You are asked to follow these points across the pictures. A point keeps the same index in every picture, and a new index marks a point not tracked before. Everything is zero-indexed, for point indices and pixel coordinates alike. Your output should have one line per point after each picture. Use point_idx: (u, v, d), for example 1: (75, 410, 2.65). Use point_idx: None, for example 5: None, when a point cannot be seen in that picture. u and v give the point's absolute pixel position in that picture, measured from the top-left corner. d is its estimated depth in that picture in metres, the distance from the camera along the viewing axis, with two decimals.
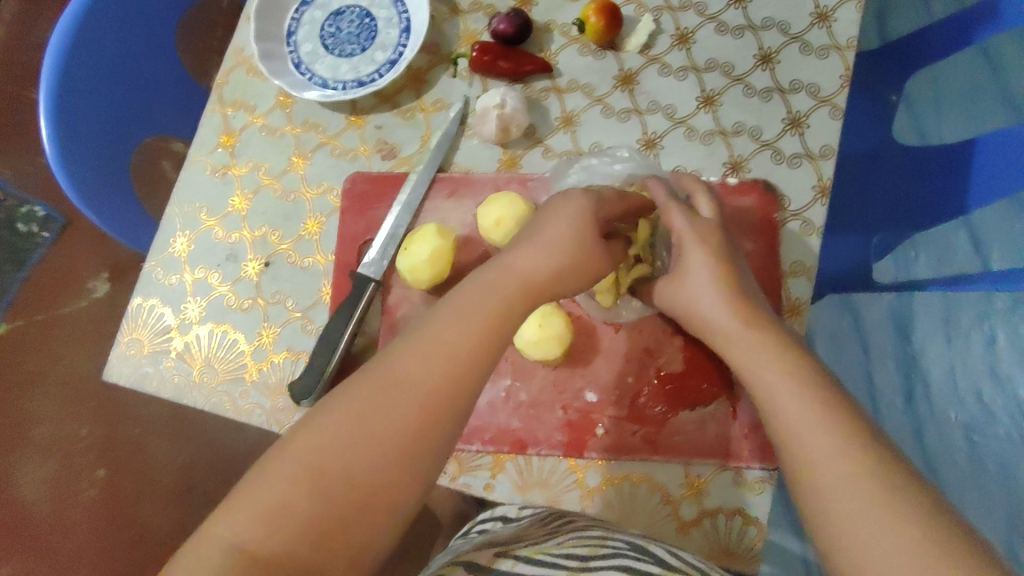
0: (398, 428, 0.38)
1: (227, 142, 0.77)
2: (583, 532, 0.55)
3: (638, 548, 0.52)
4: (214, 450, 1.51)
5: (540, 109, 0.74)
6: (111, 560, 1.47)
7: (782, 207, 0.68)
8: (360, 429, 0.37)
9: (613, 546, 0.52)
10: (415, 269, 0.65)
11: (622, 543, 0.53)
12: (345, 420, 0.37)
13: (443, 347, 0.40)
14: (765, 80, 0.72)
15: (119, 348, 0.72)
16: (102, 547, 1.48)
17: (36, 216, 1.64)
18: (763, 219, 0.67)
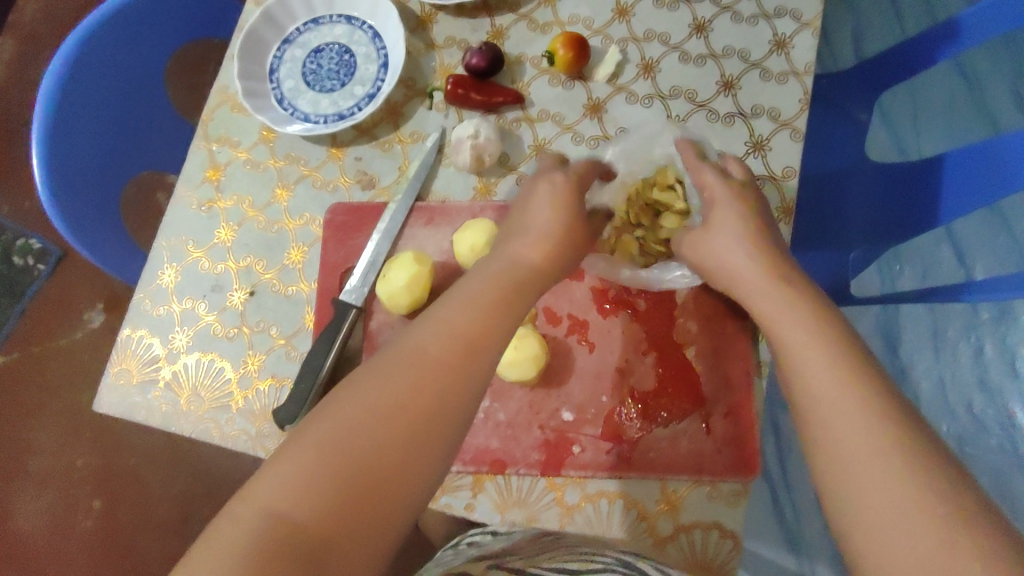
0: (423, 397, 0.41)
1: (213, 177, 0.80)
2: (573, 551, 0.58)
3: (626, 564, 0.55)
4: (211, 478, 1.52)
5: (513, 138, 0.76)
6: None
7: None
8: (387, 398, 0.40)
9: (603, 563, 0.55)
10: (393, 295, 0.67)
11: (611, 560, 0.56)
12: (363, 401, 0.40)
13: (451, 334, 0.43)
14: (727, 106, 0.75)
15: (108, 379, 0.74)
16: None
17: (33, 249, 1.67)
18: None
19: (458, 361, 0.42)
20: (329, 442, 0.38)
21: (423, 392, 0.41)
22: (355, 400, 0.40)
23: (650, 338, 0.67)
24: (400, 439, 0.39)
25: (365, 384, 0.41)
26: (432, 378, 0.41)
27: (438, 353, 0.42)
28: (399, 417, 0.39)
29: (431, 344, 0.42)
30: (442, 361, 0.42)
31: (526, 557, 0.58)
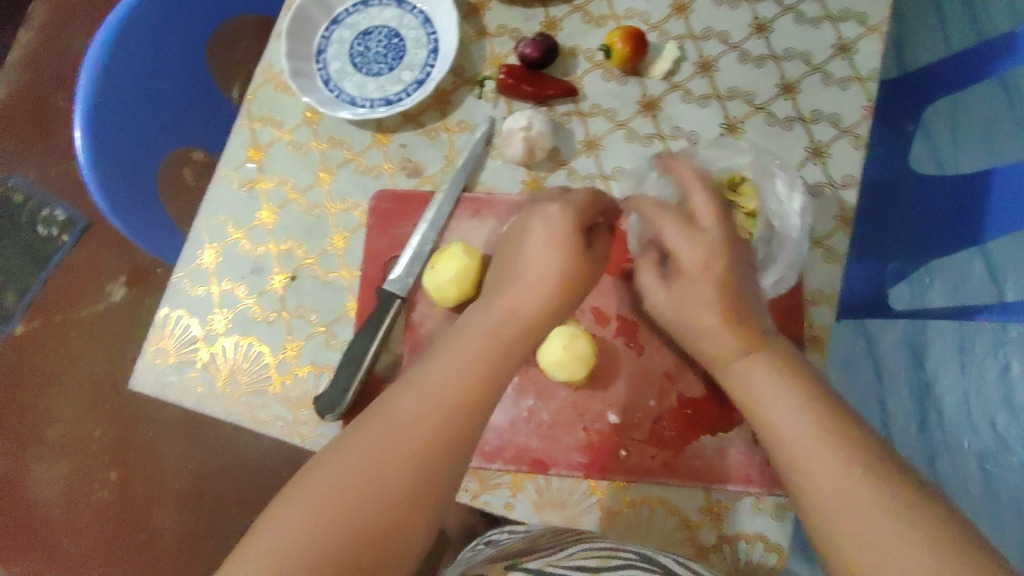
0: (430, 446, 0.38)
1: (254, 156, 0.78)
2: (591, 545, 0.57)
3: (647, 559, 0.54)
4: (226, 456, 1.52)
5: (564, 132, 0.74)
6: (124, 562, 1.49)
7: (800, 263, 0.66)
8: (393, 445, 0.37)
9: (623, 558, 0.54)
10: (440, 288, 0.66)
11: (632, 556, 0.55)
12: (369, 447, 0.37)
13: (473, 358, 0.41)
14: (786, 110, 0.72)
15: (144, 357, 0.73)
16: (114, 549, 1.50)
17: (57, 219, 1.67)
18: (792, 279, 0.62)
19: (448, 419, 0.39)
20: (312, 525, 0.34)
21: (418, 459, 0.37)
22: (337, 478, 0.36)
23: None
24: (390, 510, 0.36)
25: (349, 458, 0.37)
26: (425, 443, 0.38)
27: (431, 417, 0.39)
28: (382, 493, 0.36)
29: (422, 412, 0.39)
30: (433, 422, 0.38)
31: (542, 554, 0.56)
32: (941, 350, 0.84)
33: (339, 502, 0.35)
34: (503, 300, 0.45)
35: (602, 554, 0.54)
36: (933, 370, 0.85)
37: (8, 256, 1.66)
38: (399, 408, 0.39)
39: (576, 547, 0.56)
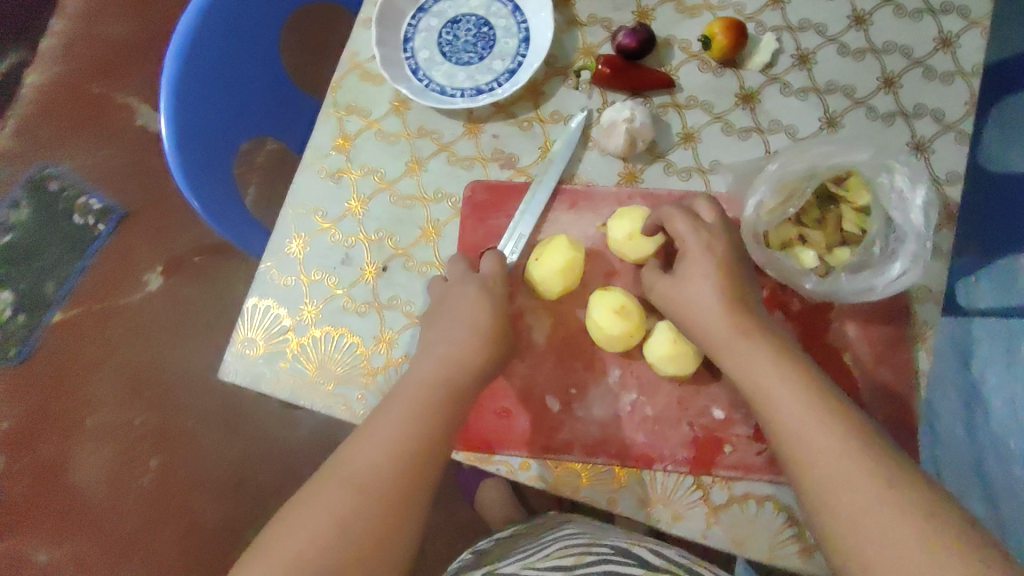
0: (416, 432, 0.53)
1: (342, 145, 0.77)
2: (569, 544, 0.66)
3: (621, 551, 0.63)
4: (266, 446, 1.51)
5: (662, 124, 0.73)
6: (163, 549, 1.49)
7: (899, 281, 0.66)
8: (395, 438, 0.52)
9: (598, 553, 0.62)
10: (545, 280, 0.65)
11: (607, 549, 0.64)
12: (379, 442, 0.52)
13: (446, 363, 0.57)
14: (888, 104, 0.71)
15: (234, 348, 0.72)
16: (154, 535, 1.50)
17: (94, 207, 1.65)
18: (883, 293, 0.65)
19: (422, 440, 0.52)
20: (327, 530, 0.47)
21: (400, 474, 0.50)
22: (338, 494, 0.49)
23: (807, 341, 0.65)
24: (386, 513, 0.49)
25: (342, 475, 0.50)
26: (411, 462, 0.51)
27: (409, 440, 0.52)
28: (380, 501, 0.49)
29: (395, 439, 0.52)
30: (410, 445, 0.52)
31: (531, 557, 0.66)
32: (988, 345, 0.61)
33: (347, 511, 0.48)
34: (452, 351, 0.58)
35: (577, 553, 0.63)
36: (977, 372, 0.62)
37: (46, 243, 1.65)
38: (375, 438, 0.52)
39: (557, 547, 0.66)
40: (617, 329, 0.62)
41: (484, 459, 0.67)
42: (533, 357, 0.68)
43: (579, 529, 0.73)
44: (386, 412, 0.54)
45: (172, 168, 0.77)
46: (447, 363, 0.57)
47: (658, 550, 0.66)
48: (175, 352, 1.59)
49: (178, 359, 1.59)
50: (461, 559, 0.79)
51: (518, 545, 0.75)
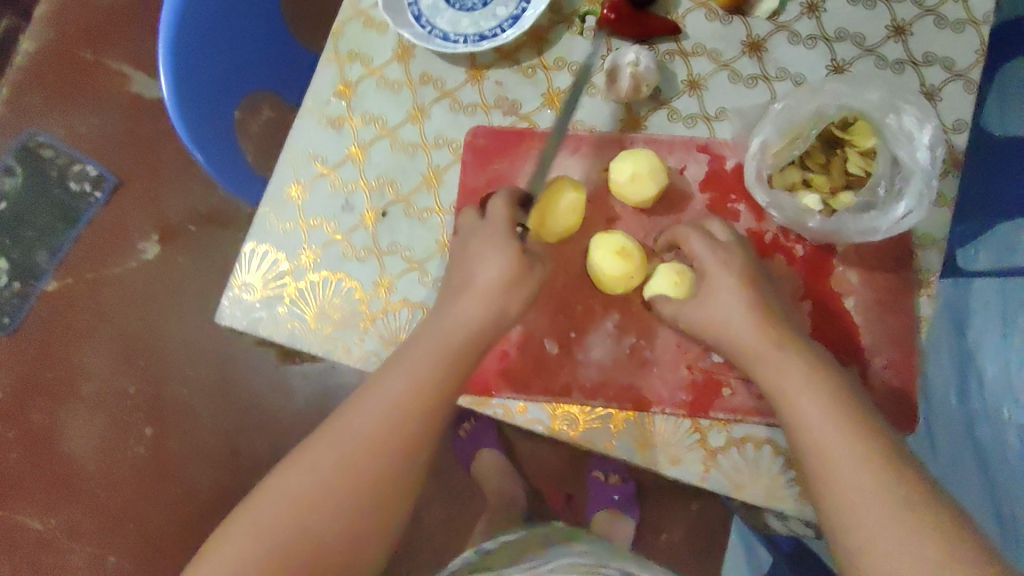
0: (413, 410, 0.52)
1: (343, 92, 0.75)
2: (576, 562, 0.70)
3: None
4: (257, 416, 1.50)
5: (666, 72, 0.71)
6: (157, 515, 1.50)
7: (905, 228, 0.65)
8: (392, 414, 0.52)
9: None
10: (546, 222, 0.65)
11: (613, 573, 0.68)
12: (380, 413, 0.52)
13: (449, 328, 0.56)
14: (897, 52, 0.70)
15: (231, 292, 0.71)
16: (148, 501, 1.51)
17: (89, 174, 1.64)
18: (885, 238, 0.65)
19: (406, 418, 0.52)
20: (313, 487, 0.49)
21: (388, 451, 0.51)
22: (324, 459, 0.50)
23: (808, 286, 0.65)
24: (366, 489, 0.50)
25: (337, 437, 0.51)
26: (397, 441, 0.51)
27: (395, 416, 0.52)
28: (363, 475, 0.50)
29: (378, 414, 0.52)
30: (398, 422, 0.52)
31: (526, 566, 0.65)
32: (984, 313, 0.63)
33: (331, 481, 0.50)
34: (451, 316, 0.57)
35: None
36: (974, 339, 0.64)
37: (40, 212, 1.63)
38: (367, 408, 0.52)
39: None
40: (617, 270, 0.63)
41: (480, 403, 0.67)
42: (534, 302, 0.68)
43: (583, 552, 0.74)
44: (380, 382, 0.54)
45: (174, 119, 0.77)
46: (442, 336, 0.56)
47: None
48: (167, 321, 1.59)
49: (169, 328, 1.58)
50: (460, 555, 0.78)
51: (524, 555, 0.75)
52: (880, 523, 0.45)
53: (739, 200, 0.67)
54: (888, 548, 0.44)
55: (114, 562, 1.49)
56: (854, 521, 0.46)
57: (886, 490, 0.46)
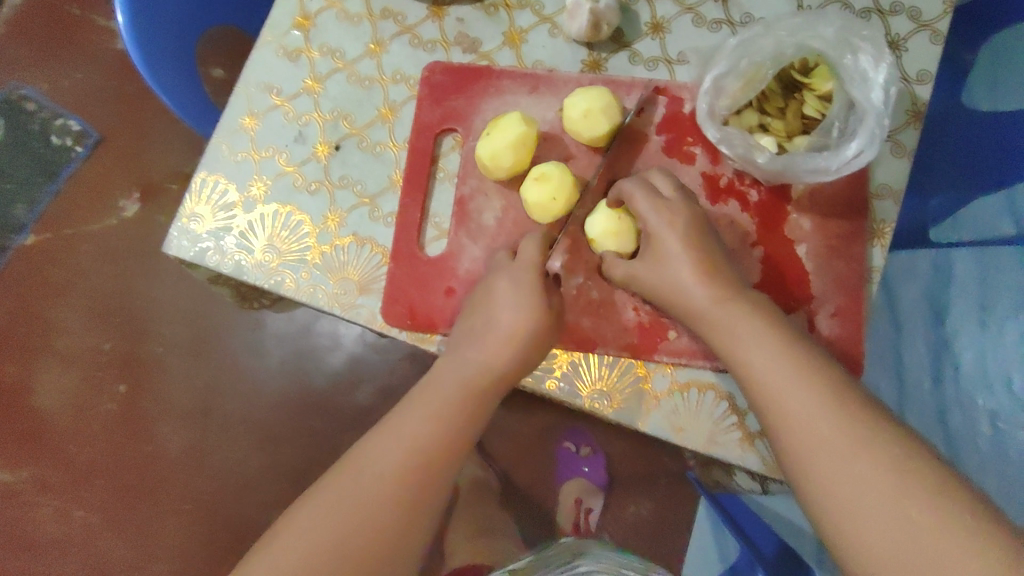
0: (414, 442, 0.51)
1: (302, 24, 0.74)
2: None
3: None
4: (237, 385, 1.42)
5: (630, 13, 0.70)
6: (126, 481, 1.40)
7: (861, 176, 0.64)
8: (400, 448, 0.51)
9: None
10: (496, 155, 0.63)
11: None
12: (383, 454, 0.51)
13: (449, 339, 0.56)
14: (864, 1, 0.68)
15: (179, 222, 0.70)
16: (116, 466, 1.41)
17: (71, 130, 1.52)
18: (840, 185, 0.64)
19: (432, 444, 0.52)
20: (325, 540, 0.48)
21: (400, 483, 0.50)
22: (353, 489, 0.50)
23: (761, 231, 0.65)
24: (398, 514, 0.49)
25: (347, 485, 0.50)
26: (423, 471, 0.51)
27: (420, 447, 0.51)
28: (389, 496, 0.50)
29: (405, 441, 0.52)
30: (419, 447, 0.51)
31: None
32: (963, 302, 0.84)
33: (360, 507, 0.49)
34: (478, 356, 0.56)
35: None
36: (950, 331, 0.85)
37: (16, 166, 1.52)
38: (394, 439, 0.52)
39: None
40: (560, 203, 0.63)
41: (426, 339, 0.67)
42: (483, 240, 0.67)
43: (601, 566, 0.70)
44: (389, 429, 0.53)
45: (132, 52, 0.74)
46: (467, 379, 0.55)
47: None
48: (147, 277, 1.48)
49: (151, 286, 1.47)
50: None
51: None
52: (824, 441, 0.43)
53: (695, 142, 0.66)
54: (832, 465, 0.42)
55: (82, 517, 1.39)
56: (799, 443, 0.44)
57: (827, 409, 0.44)
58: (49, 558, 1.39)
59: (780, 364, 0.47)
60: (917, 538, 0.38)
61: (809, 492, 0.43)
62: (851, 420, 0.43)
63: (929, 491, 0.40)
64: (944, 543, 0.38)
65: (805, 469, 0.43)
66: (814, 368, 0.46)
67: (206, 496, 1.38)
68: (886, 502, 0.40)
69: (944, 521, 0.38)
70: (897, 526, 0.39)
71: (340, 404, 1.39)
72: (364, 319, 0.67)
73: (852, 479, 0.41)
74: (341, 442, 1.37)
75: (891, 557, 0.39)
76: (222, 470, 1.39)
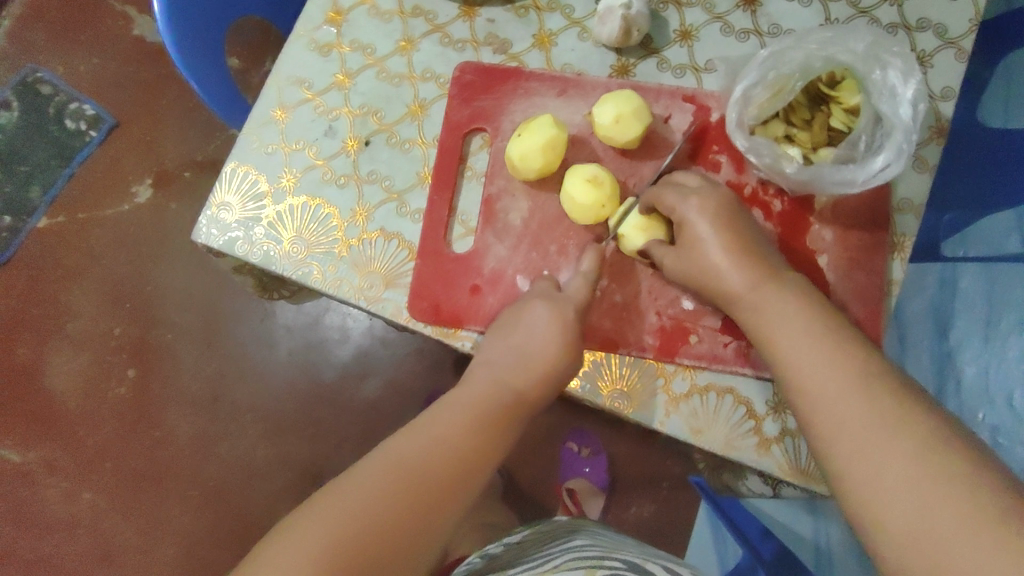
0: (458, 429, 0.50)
1: (335, 19, 0.75)
2: (581, 554, 0.64)
3: (633, 566, 0.61)
4: (245, 372, 1.43)
5: (659, 20, 0.71)
6: (133, 464, 1.41)
7: (890, 193, 0.66)
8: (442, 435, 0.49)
9: (610, 566, 0.60)
10: (526, 157, 0.64)
11: (618, 563, 0.61)
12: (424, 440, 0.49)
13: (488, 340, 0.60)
14: (891, 16, 0.69)
15: (209, 211, 0.70)
16: (123, 449, 1.42)
17: (86, 113, 1.53)
18: (866, 202, 0.65)
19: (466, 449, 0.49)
20: (362, 507, 0.42)
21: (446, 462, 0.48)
22: (375, 476, 0.45)
23: (784, 240, 0.65)
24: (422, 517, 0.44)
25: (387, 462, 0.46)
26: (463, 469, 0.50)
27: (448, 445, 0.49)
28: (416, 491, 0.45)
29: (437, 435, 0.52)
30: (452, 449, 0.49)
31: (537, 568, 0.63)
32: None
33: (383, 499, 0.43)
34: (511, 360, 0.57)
35: (590, 565, 0.59)
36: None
37: (33, 149, 1.53)
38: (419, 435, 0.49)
39: (568, 558, 0.63)
40: (588, 200, 0.64)
41: (449, 335, 0.68)
42: (508, 239, 0.68)
43: (591, 540, 0.71)
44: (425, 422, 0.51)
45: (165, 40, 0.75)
46: (506, 375, 0.57)
47: (670, 568, 0.63)
48: (159, 263, 1.49)
49: (163, 272, 1.48)
50: (470, 561, 0.77)
51: (529, 551, 0.71)
52: (848, 426, 0.44)
53: (722, 151, 0.67)
54: (853, 448, 0.43)
55: (89, 499, 1.40)
56: (824, 429, 0.46)
57: (854, 394, 0.45)
58: (54, 539, 1.39)
59: (812, 354, 0.49)
60: (937, 522, 0.37)
61: (835, 476, 0.44)
62: (876, 405, 0.44)
63: (951, 477, 0.38)
64: (967, 531, 0.36)
65: (831, 452, 0.45)
66: (848, 356, 0.47)
67: (212, 483, 1.39)
68: (906, 486, 0.40)
69: (967, 505, 0.37)
70: (918, 507, 0.39)
71: (348, 396, 1.40)
72: (389, 313, 0.68)
73: (874, 462, 0.42)
74: (348, 434, 1.38)
75: (910, 539, 0.38)
76: (229, 458, 1.40)
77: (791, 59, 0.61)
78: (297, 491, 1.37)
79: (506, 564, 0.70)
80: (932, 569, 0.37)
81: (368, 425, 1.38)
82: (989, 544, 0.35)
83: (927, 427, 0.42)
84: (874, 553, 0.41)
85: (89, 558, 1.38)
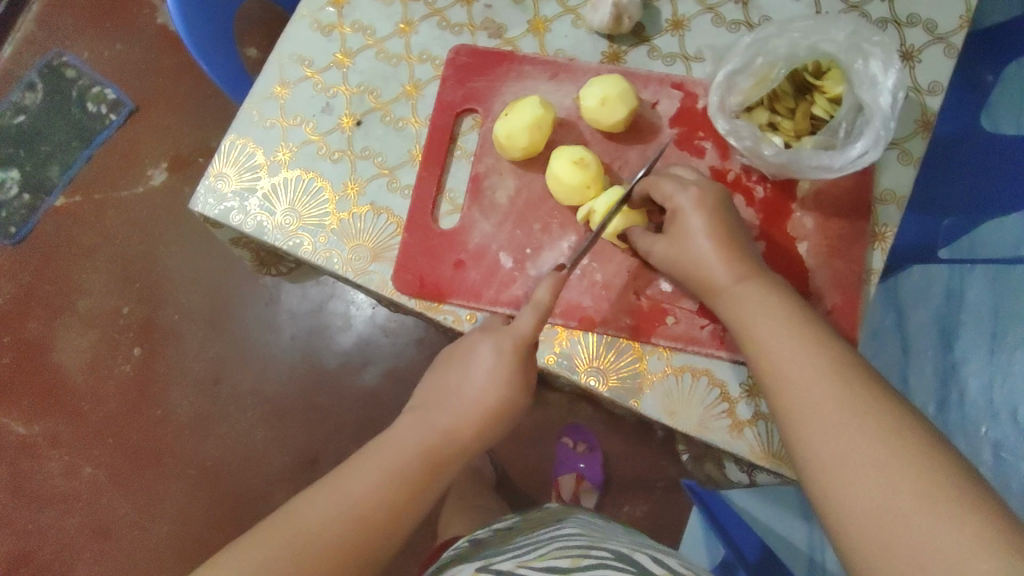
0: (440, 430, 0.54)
1: (337, 1, 0.77)
2: (567, 544, 0.63)
3: (619, 556, 0.60)
4: (246, 355, 1.46)
5: (652, 10, 0.73)
6: (132, 440, 1.44)
7: (873, 185, 0.67)
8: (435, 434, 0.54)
9: (597, 557, 0.59)
10: (512, 136, 0.66)
11: (605, 553, 0.60)
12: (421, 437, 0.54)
13: None
14: (882, 11, 0.70)
15: (207, 181, 0.73)
16: (125, 424, 1.44)
17: (107, 97, 1.57)
18: (850, 193, 0.66)
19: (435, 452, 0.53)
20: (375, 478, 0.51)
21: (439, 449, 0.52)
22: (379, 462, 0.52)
23: (765, 226, 0.66)
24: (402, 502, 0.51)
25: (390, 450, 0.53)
26: None
27: (360, 505, 0.49)
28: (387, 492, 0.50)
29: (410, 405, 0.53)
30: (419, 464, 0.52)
31: (521, 556, 0.63)
32: (971, 331, 0.82)
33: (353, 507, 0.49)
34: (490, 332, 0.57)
35: (574, 555, 0.59)
36: (959, 356, 0.82)
37: (54, 129, 1.57)
38: (329, 493, 0.50)
39: (552, 548, 0.62)
40: (573, 179, 0.65)
41: (432, 308, 0.69)
42: (493, 216, 0.70)
43: (579, 530, 0.69)
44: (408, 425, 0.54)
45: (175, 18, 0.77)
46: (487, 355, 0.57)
47: (659, 558, 0.62)
48: (169, 245, 1.52)
49: (172, 254, 1.51)
50: (459, 546, 0.76)
51: (516, 538, 0.71)
52: (817, 409, 0.45)
53: (706, 137, 0.68)
54: (824, 429, 0.44)
55: (90, 473, 1.43)
56: (796, 409, 0.46)
57: (828, 377, 0.46)
58: (54, 511, 1.42)
59: (789, 339, 0.49)
60: (900, 500, 0.39)
61: (803, 455, 0.45)
62: (848, 389, 0.45)
63: (918, 464, 0.40)
64: (929, 513, 0.38)
65: (800, 431, 0.46)
66: (824, 341, 0.48)
67: (210, 463, 1.41)
68: (874, 465, 0.41)
69: (930, 488, 0.39)
70: (883, 487, 0.40)
71: (346, 383, 1.42)
72: (375, 285, 0.70)
73: (845, 443, 0.43)
74: (345, 420, 1.40)
75: (874, 516, 0.40)
76: (228, 439, 1.42)
77: (779, 46, 0.63)
78: (294, 475, 1.39)
79: (495, 551, 0.69)
80: (890, 542, 0.39)
81: (365, 412, 1.40)
82: (948, 525, 0.37)
83: (896, 412, 0.43)
84: (836, 531, 0.42)
85: (87, 531, 1.41)
